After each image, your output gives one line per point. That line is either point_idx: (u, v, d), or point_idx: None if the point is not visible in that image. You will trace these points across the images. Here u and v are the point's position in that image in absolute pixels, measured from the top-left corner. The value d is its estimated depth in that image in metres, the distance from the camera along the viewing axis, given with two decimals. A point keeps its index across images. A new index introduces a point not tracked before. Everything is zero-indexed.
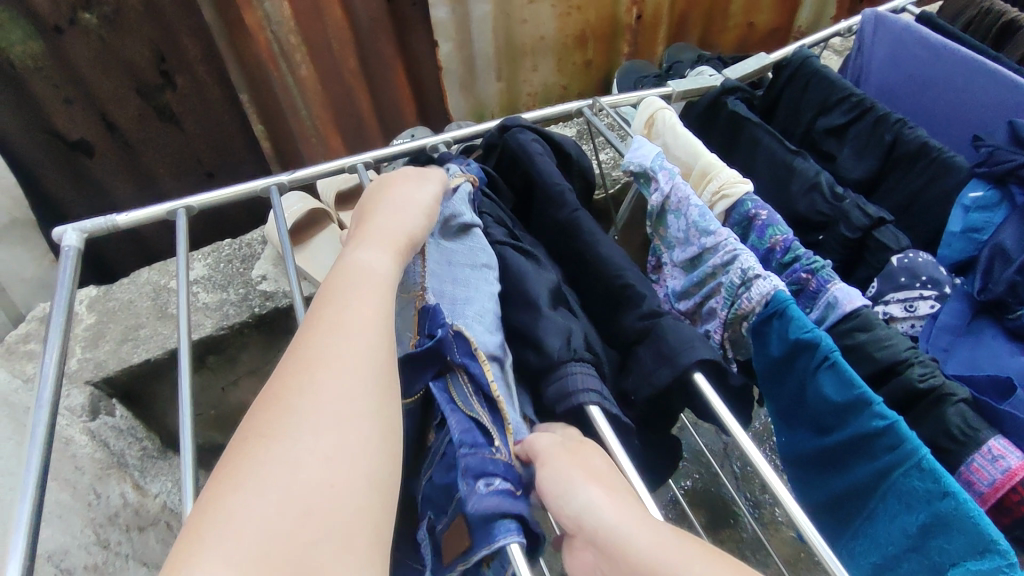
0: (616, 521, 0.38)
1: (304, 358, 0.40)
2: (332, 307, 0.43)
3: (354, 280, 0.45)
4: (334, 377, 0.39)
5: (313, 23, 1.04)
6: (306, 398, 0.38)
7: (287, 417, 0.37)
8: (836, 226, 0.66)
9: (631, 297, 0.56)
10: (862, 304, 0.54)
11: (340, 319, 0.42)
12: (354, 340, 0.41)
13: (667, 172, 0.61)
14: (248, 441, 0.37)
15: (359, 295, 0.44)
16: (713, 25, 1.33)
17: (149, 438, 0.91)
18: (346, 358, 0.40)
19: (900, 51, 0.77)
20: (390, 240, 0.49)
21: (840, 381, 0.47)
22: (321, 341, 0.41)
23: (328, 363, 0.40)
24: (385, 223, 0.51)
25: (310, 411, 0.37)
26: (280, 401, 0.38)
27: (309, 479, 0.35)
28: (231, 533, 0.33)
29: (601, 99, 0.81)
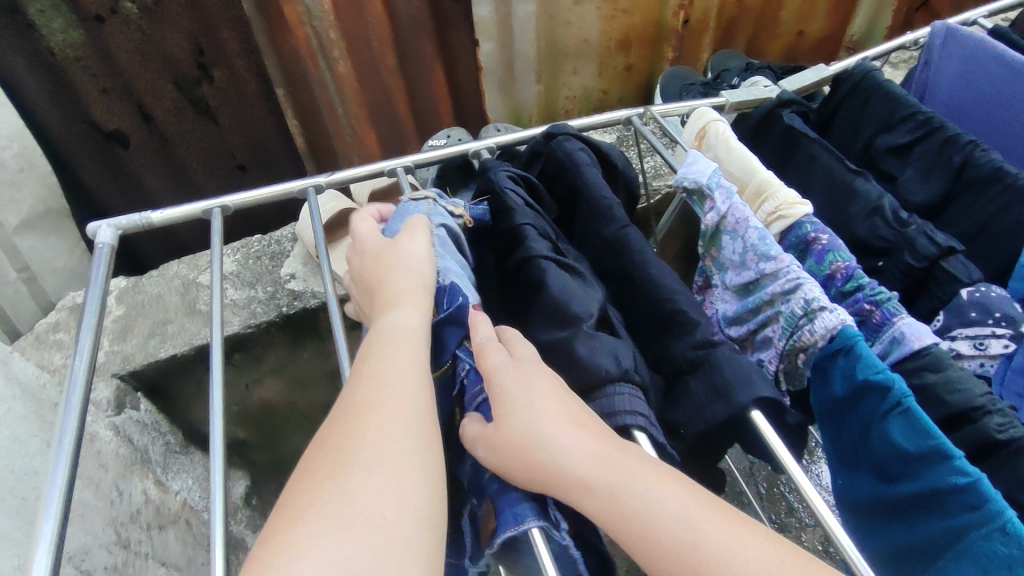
0: (571, 471, 0.40)
1: (356, 400, 0.41)
2: (374, 358, 0.44)
3: (390, 329, 0.46)
4: (383, 419, 0.40)
5: (353, 19, 1.01)
6: (357, 437, 0.39)
7: (342, 457, 0.38)
8: (899, 253, 0.62)
9: (682, 323, 0.52)
10: (932, 342, 0.51)
11: (381, 365, 0.43)
12: (396, 388, 0.42)
13: (724, 191, 0.57)
14: (306, 479, 0.38)
15: (393, 344, 0.45)
16: (763, 32, 1.28)
17: (172, 432, 0.92)
18: (392, 403, 0.41)
19: (972, 68, 0.72)
20: (415, 290, 0.48)
21: (912, 429, 0.44)
22: (368, 386, 0.42)
23: (376, 409, 0.41)
24: (408, 279, 0.49)
25: (363, 451, 0.38)
26: (331, 443, 0.39)
27: (362, 514, 0.36)
28: (292, 564, 0.34)
29: (652, 109, 0.78)
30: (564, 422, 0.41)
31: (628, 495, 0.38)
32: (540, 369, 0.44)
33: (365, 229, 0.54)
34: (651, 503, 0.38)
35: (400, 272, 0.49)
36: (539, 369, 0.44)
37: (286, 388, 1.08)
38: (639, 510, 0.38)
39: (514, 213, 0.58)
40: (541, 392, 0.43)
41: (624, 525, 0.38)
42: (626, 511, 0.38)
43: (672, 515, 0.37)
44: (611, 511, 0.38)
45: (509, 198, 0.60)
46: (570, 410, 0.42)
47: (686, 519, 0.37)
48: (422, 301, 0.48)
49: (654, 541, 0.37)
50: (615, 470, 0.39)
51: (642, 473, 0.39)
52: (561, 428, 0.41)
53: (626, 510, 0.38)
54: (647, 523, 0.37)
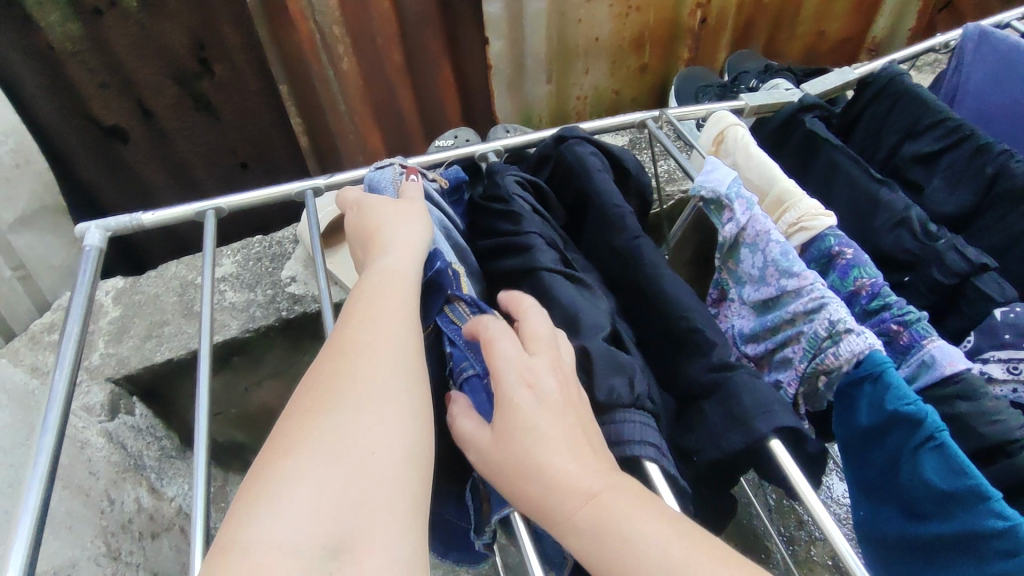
0: (566, 480, 0.36)
1: (342, 338, 0.40)
2: (365, 299, 0.42)
3: (380, 274, 0.44)
4: (372, 358, 0.38)
5: (358, 15, 0.99)
6: (346, 376, 0.37)
7: (331, 393, 0.37)
8: (927, 269, 0.58)
9: (698, 343, 0.49)
10: (965, 367, 0.47)
11: (373, 307, 0.41)
12: (387, 328, 0.40)
13: (744, 201, 0.54)
14: (294, 415, 0.36)
15: (387, 287, 0.43)
16: (780, 32, 1.25)
17: (167, 437, 0.90)
18: (380, 341, 0.39)
19: (1007, 72, 0.68)
20: (411, 237, 0.47)
21: (944, 466, 0.41)
22: (355, 325, 0.40)
23: (366, 348, 0.39)
24: (406, 227, 0.48)
25: (353, 386, 0.37)
26: (319, 382, 0.38)
27: (352, 447, 0.34)
28: (282, 498, 0.32)
29: (667, 112, 0.75)
30: (565, 415, 0.38)
31: (611, 527, 0.35)
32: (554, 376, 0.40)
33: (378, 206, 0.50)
34: (635, 536, 0.34)
35: (391, 225, 0.48)
36: (553, 376, 0.39)
37: (285, 391, 1.06)
38: (622, 543, 0.34)
39: (520, 220, 0.55)
40: (552, 398, 0.38)
41: (604, 559, 0.34)
42: (608, 543, 0.34)
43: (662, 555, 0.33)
44: (591, 543, 0.35)
45: (516, 205, 0.57)
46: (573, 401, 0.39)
47: (673, 561, 0.33)
48: (419, 246, 0.47)
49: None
50: (599, 503, 0.35)
51: (625, 497, 0.36)
52: (555, 442, 0.37)
53: (608, 541, 0.34)
54: (628, 559, 0.34)
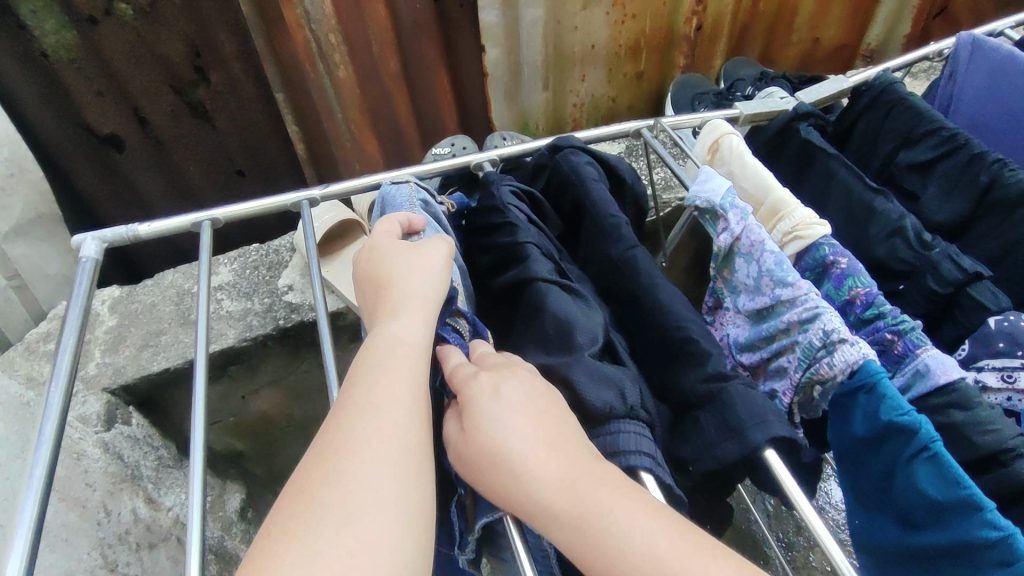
0: (534, 469, 0.37)
1: (336, 433, 0.38)
2: (366, 384, 0.40)
3: (382, 356, 0.42)
4: (366, 461, 0.36)
5: (355, 22, 0.99)
6: (335, 484, 0.35)
7: (317, 504, 0.35)
8: (922, 278, 0.59)
9: (694, 352, 0.49)
10: (960, 377, 0.47)
11: (369, 398, 0.39)
12: (383, 425, 0.38)
13: (739, 211, 0.54)
14: (278, 527, 0.34)
15: (385, 373, 0.41)
16: (776, 39, 1.26)
17: (166, 446, 0.87)
18: (378, 440, 0.37)
19: (1001, 81, 0.69)
20: (422, 305, 0.45)
21: (939, 476, 0.40)
22: (351, 418, 0.39)
23: (358, 449, 0.37)
24: (418, 282, 0.47)
25: (341, 496, 0.35)
26: (306, 490, 0.36)
27: (334, 572, 0.32)
28: None
29: (662, 121, 0.76)
30: (525, 404, 0.39)
31: (591, 519, 0.35)
32: (514, 374, 0.41)
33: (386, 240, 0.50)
34: (618, 530, 0.34)
35: (403, 285, 0.46)
36: (512, 374, 0.41)
37: (282, 399, 1.06)
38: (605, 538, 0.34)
39: (515, 229, 0.56)
40: (509, 390, 0.40)
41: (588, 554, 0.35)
42: (591, 539, 0.35)
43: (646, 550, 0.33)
44: (574, 540, 0.35)
45: (511, 215, 0.57)
46: (537, 391, 0.40)
47: (655, 556, 0.33)
48: (428, 316, 0.45)
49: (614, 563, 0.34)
50: (579, 497, 0.35)
51: (607, 489, 0.36)
52: (528, 438, 0.37)
53: (591, 536, 0.35)
54: (612, 552, 0.34)
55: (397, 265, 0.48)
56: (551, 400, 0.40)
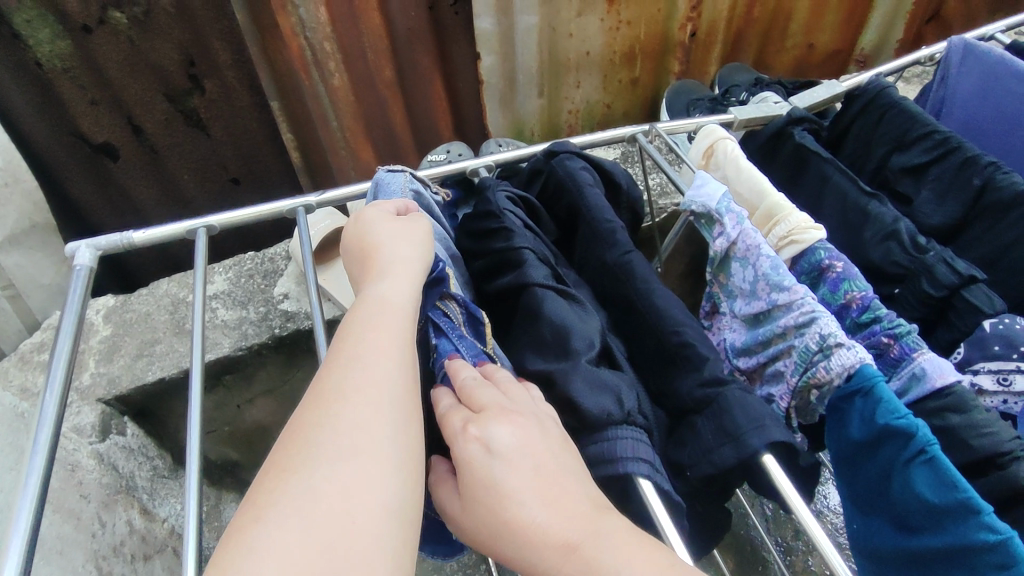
0: (538, 530, 0.35)
1: (324, 385, 0.38)
2: (354, 337, 0.41)
3: (367, 312, 0.42)
4: (357, 403, 0.37)
5: (350, 30, 0.99)
6: (328, 426, 0.36)
7: (311, 446, 0.35)
8: (917, 281, 0.59)
9: (690, 358, 0.49)
10: (956, 380, 0.47)
11: (360, 346, 0.40)
12: (373, 370, 0.39)
13: (734, 216, 0.54)
14: (271, 476, 0.35)
15: (375, 323, 0.41)
16: (770, 45, 1.26)
17: (160, 456, 0.89)
18: (369, 383, 0.38)
19: (992, 84, 0.69)
20: (408, 267, 0.46)
21: (937, 480, 0.40)
22: (338, 369, 0.39)
23: (349, 392, 0.37)
24: (406, 250, 0.47)
25: (335, 437, 0.35)
26: (300, 432, 0.36)
27: (329, 504, 0.33)
28: (252, 563, 0.30)
29: (657, 126, 0.76)
30: (519, 455, 0.37)
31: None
32: (503, 422, 0.38)
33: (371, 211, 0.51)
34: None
35: (389, 251, 0.47)
36: (499, 423, 0.38)
37: (277, 408, 1.05)
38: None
39: (511, 235, 0.56)
40: (501, 443, 0.37)
41: None
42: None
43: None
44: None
45: (507, 221, 0.57)
46: (528, 436, 0.38)
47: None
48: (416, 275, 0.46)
49: None
50: (584, 559, 0.34)
51: (612, 548, 0.34)
52: (527, 497, 0.35)
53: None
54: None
55: (382, 233, 0.48)
56: (545, 450, 0.38)
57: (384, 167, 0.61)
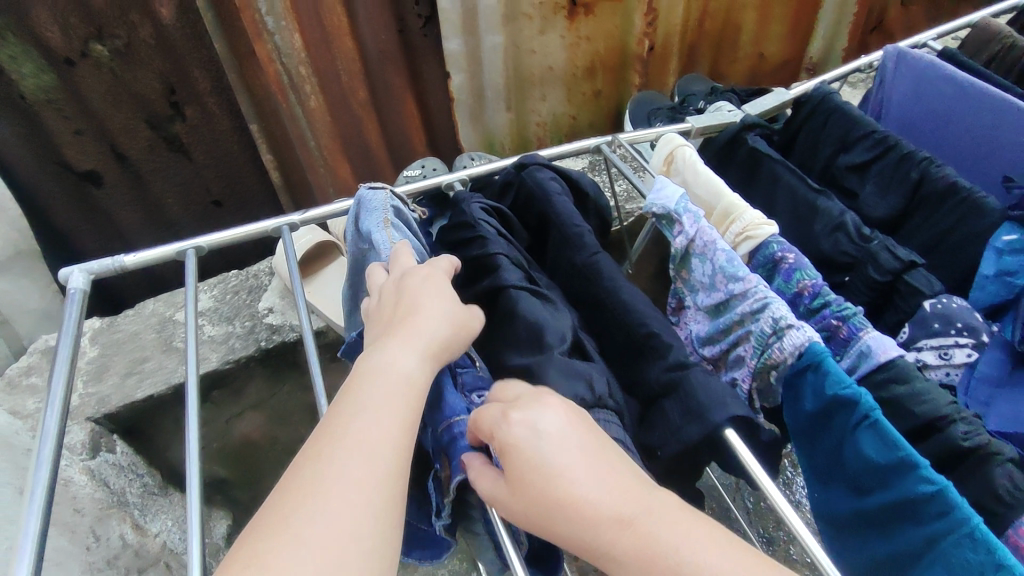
0: (591, 507, 0.38)
1: (328, 439, 0.41)
2: (354, 409, 0.42)
3: (377, 376, 0.44)
4: (345, 481, 0.38)
5: (325, 55, 1.03)
6: (314, 501, 0.38)
7: (295, 521, 0.37)
8: (864, 268, 0.63)
9: (655, 346, 0.53)
10: (898, 354, 0.52)
11: (356, 420, 0.41)
12: (364, 449, 0.40)
13: (692, 215, 0.59)
14: (268, 523, 0.37)
15: (380, 401, 0.42)
16: (723, 58, 1.33)
17: (150, 473, 0.89)
18: (358, 461, 0.39)
19: (924, 86, 0.75)
20: (431, 347, 0.46)
21: (881, 442, 0.45)
22: (343, 428, 0.41)
23: (338, 468, 0.39)
24: (433, 329, 0.47)
25: (318, 514, 0.37)
26: (287, 504, 0.38)
27: None
28: None
29: (619, 137, 0.80)
30: (565, 438, 0.40)
31: (657, 558, 0.37)
32: (544, 405, 0.42)
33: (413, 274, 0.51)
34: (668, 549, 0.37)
35: (421, 324, 0.47)
36: (542, 406, 0.42)
37: (266, 422, 1.08)
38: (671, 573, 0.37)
39: (487, 243, 0.59)
40: (548, 425, 0.41)
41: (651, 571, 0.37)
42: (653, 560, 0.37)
43: (698, 566, 0.37)
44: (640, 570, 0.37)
45: (482, 229, 0.61)
46: (572, 423, 0.41)
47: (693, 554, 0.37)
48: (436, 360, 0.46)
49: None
50: (637, 527, 0.38)
51: (662, 521, 0.38)
52: (582, 474, 0.39)
53: (660, 573, 0.37)
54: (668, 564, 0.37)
55: (420, 302, 0.49)
56: (587, 431, 0.41)
57: (366, 185, 0.65)
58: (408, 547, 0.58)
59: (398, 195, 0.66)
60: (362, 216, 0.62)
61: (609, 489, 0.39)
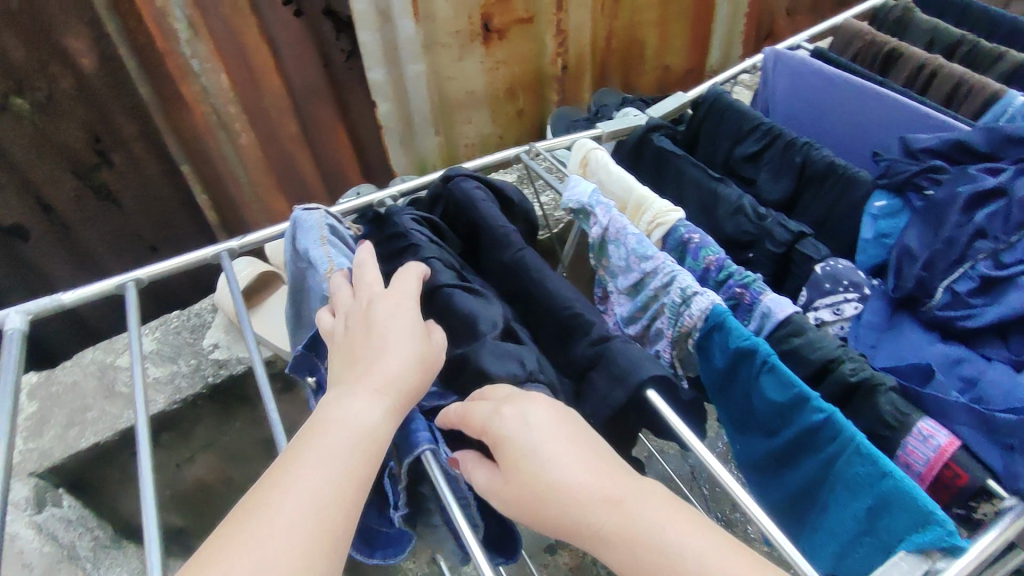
0: (578, 491, 0.41)
1: (295, 457, 0.43)
2: (319, 436, 0.44)
3: (347, 409, 0.45)
4: (301, 499, 0.40)
5: (251, 94, 1.07)
6: (273, 514, 0.40)
7: (253, 531, 0.39)
8: (763, 244, 0.70)
9: (580, 326, 0.58)
10: (793, 311, 0.58)
11: (318, 445, 0.43)
12: (321, 473, 0.42)
13: (604, 207, 0.65)
14: (241, 517, 0.40)
15: (342, 432, 0.44)
16: (632, 68, 1.42)
17: (100, 526, 0.92)
18: (314, 481, 0.41)
19: (800, 82, 0.85)
20: (398, 389, 0.47)
21: (779, 383, 0.50)
22: (311, 448, 0.43)
23: (297, 486, 0.41)
24: (400, 369, 0.48)
25: (273, 527, 0.39)
26: (247, 517, 0.40)
27: None
28: None
29: (536, 145, 0.86)
30: (552, 430, 0.43)
31: (635, 536, 0.39)
32: (533, 402, 0.45)
33: (382, 303, 0.52)
34: (646, 528, 0.40)
35: (390, 361, 0.48)
36: (532, 402, 0.45)
37: (219, 463, 1.07)
38: (648, 547, 0.39)
39: (419, 250, 0.63)
40: (535, 418, 0.44)
41: (632, 550, 0.39)
42: (634, 544, 0.39)
43: (665, 540, 0.39)
44: (621, 551, 0.40)
45: (414, 238, 0.65)
46: (558, 418, 0.44)
47: (662, 530, 0.39)
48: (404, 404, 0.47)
49: (651, 554, 0.39)
50: (620, 508, 0.40)
51: (643, 500, 0.41)
52: (566, 462, 0.42)
53: (638, 549, 0.39)
54: (646, 541, 0.39)
55: (389, 334, 0.49)
56: (570, 423, 0.45)
57: (300, 206, 0.68)
58: (372, 548, 0.59)
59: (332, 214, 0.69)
60: (299, 236, 0.66)
61: (592, 475, 0.42)
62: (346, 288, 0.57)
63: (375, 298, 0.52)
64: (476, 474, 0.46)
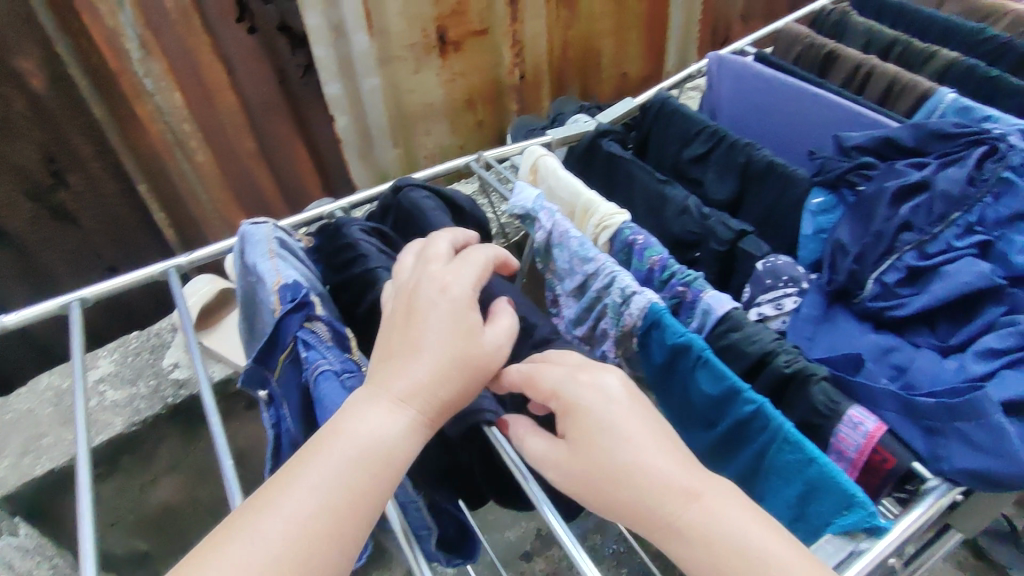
0: (659, 474, 0.39)
1: (320, 445, 0.41)
2: (350, 425, 0.41)
3: (377, 404, 0.43)
4: (314, 496, 0.38)
5: (206, 111, 1.07)
6: (286, 508, 0.37)
7: (261, 524, 0.37)
8: (708, 243, 0.72)
9: (523, 329, 0.59)
10: (731, 306, 0.60)
11: (341, 436, 0.41)
12: (339, 473, 0.39)
13: (547, 211, 0.66)
14: (254, 496, 0.38)
15: (367, 429, 0.41)
16: (591, 76, 1.44)
17: (59, 555, 0.87)
18: (332, 478, 0.39)
19: (743, 84, 0.87)
20: (432, 395, 0.43)
21: (712, 376, 0.52)
22: (335, 437, 0.41)
23: (313, 481, 0.38)
24: (431, 372, 0.44)
25: (284, 524, 0.37)
26: (258, 509, 0.38)
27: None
28: None
29: (486, 154, 0.88)
30: (631, 407, 0.42)
31: (717, 535, 0.37)
32: (610, 372, 0.44)
33: (432, 289, 0.47)
34: (725, 525, 0.37)
35: (425, 358, 0.44)
36: (609, 373, 0.44)
37: (184, 485, 1.06)
38: (729, 547, 0.36)
39: (366, 260, 0.64)
40: (612, 389, 0.42)
41: (712, 546, 0.37)
42: (714, 542, 0.37)
43: (741, 540, 0.37)
44: (700, 548, 0.37)
45: (361, 247, 0.66)
46: (633, 395, 0.43)
47: (738, 527, 0.37)
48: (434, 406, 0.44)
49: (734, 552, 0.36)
50: (702, 503, 0.38)
51: (724, 497, 0.38)
52: (648, 443, 0.40)
53: (719, 547, 0.37)
54: (732, 541, 0.37)
55: (436, 327, 0.45)
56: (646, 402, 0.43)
57: (247, 221, 0.69)
58: None
59: (281, 227, 0.70)
60: (246, 250, 0.66)
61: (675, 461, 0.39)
62: (410, 261, 0.53)
63: (435, 279, 0.48)
64: (530, 442, 0.45)
